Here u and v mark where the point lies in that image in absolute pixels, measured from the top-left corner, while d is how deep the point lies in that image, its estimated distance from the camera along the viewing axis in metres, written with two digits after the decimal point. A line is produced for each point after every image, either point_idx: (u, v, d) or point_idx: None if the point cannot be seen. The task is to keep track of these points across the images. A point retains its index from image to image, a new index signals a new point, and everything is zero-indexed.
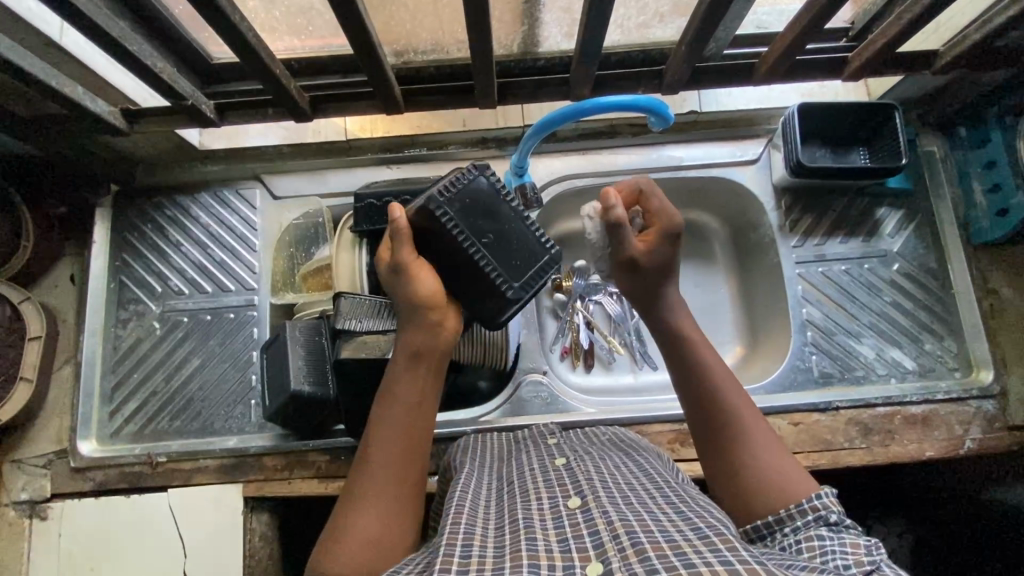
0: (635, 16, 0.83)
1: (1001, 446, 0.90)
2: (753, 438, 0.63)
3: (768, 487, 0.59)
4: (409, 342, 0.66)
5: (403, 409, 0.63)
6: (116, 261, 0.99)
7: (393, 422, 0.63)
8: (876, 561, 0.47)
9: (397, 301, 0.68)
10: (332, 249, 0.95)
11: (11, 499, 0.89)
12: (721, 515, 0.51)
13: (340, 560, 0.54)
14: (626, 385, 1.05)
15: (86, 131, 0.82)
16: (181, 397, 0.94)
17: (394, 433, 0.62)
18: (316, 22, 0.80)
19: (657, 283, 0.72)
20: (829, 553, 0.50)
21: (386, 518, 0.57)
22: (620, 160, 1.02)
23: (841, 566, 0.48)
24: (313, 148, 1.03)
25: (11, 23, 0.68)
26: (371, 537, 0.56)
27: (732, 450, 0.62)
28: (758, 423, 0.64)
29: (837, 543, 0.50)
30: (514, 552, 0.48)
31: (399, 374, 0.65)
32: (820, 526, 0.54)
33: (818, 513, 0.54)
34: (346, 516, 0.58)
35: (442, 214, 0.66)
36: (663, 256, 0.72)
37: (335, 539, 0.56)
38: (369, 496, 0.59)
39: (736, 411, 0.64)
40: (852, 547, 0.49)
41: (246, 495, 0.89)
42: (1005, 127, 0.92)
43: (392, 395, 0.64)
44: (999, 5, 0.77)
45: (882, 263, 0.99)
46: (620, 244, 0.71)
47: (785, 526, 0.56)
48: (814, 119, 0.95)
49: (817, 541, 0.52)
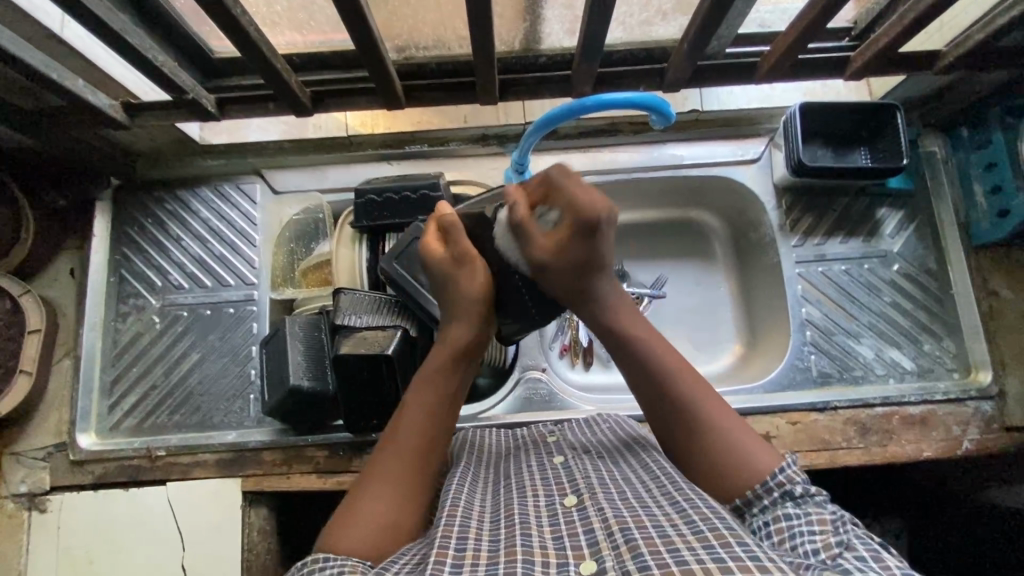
0: (638, 12, 0.83)
1: (998, 447, 0.90)
2: (710, 414, 0.60)
3: (728, 464, 0.57)
4: (450, 336, 0.66)
5: (432, 397, 0.63)
6: (116, 255, 0.99)
7: (424, 409, 0.63)
8: (844, 541, 0.50)
9: (451, 293, 0.67)
10: (331, 244, 0.96)
11: (10, 491, 0.90)
12: (715, 505, 0.51)
13: (353, 536, 0.54)
14: (624, 382, 1.05)
15: (88, 124, 0.82)
16: (180, 391, 0.94)
17: (421, 420, 0.62)
18: (317, 17, 0.81)
19: (583, 277, 0.65)
20: (798, 537, 0.51)
21: (404, 501, 0.57)
22: (620, 158, 1.02)
23: (810, 552, 0.50)
24: (313, 143, 1.02)
25: (13, 14, 0.68)
26: (385, 515, 0.56)
27: (690, 433, 0.60)
28: (714, 396, 0.62)
29: (804, 523, 0.52)
30: (509, 547, 0.49)
31: (435, 363, 0.65)
32: (786, 501, 0.54)
33: (783, 488, 0.55)
34: (364, 493, 0.58)
35: (498, 227, 0.69)
36: (580, 244, 0.63)
37: (349, 515, 0.56)
38: (387, 477, 0.59)
39: (686, 392, 0.61)
40: (819, 526, 0.51)
41: (245, 489, 0.89)
42: (1006, 129, 0.91)
43: (425, 384, 0.64)
44: (1002, 6, 0.76)
45: (881, 264, 0.99)
46: (526, 243, 0.65)
47: (753, 507, 0.56)
48: (816, 118, 0.96)
49: (783, 521, 0.53)
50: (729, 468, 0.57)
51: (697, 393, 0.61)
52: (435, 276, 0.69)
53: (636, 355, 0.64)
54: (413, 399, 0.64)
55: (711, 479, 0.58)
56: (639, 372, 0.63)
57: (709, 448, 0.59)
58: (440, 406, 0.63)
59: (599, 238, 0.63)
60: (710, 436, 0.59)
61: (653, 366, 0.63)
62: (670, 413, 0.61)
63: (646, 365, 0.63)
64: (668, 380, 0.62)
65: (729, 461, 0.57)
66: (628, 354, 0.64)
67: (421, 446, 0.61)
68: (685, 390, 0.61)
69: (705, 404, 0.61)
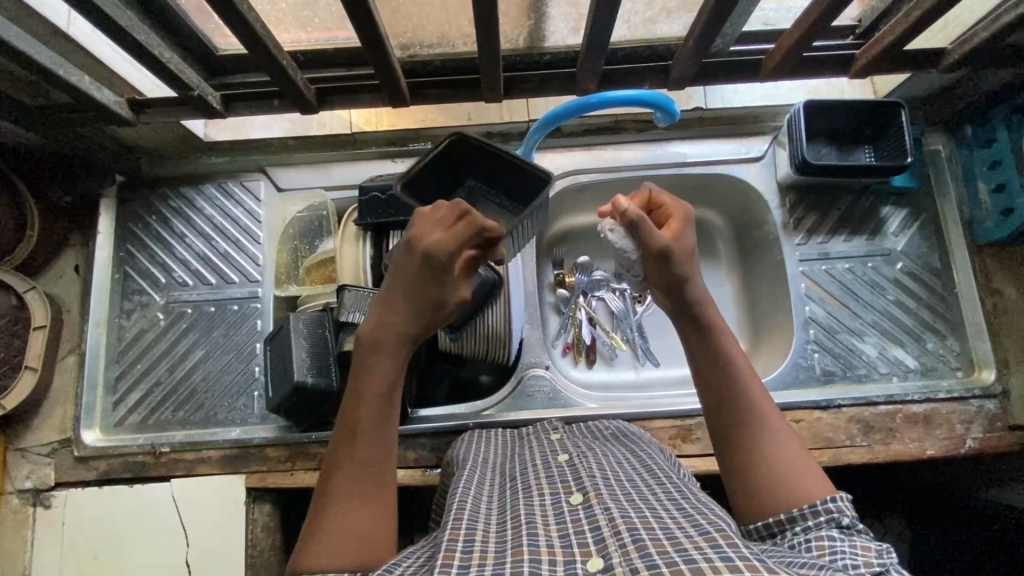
0: (643, 10, 0.84)
1: (1001, 445, 0.90)
2: (766, 431, 0.60)
3: (777, 489, 0.57)
4: (393, 326, 0.63)
5: (374, 390, 0.61)
6: (121, 252, 0.99)
7: (368, 405, 0.61)
8: (886, 564, 0.47)
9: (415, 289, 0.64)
10: (336, 242, 0.96)
11: (15, 487, 0.90)
12: (721, 514, 0.51)
13: (330, 554, 0.54)
14: (628, 381, 1.05)
15: (94, 121, 0.82)
16: (185, 388, 0.95)
17: (367, 416, 0.60)
18: (322, 14, 0.81)
19: (684, 266, 0.66)
20: (839, 553, 0.49)
21: (373, 514, 0.57)
22: (624, 155, 1.02)
23: (849, 566, 0.47)
24: (317, 141, 1.02)
25: (20, 12, 0.68)
26: (359, 530, 0.56)
27: (743, 444, 0.60)
28: (774, 414, 0.62)
29: (847, 545, 0.50)
30: (517, 547, 0.49)
31: (370, 356, 0.63)
32: (831, 528, 0.53)
33: (831, 515, 0.54)
34: (334, 506, 0.57)
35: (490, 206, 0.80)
36: (690, 246, 0.68)
37: (322, 533, 0.55)
38: (354, 490, 0.57)
39: (753, 403, 0.62)
40: (862, 549, 0.49)
41: (249, 486, 0.89)
42: (1011, 126, 0.91)
43: (368, 381, 0.62)
44: (1007, 4, 0.76)
45: (884, 262, 0.99)
46: (643, 238, 0.66)
47: (796, 526, 0.55)
48: (821, 117, 0.95)
49: (826, 540, 0.51)
50: (772, 488, 0.57)
51: (763, 409, 0.62)
52: (422, 262, 0.63)
53: (715, 358, 0.64)
54: (357, 395, 0.61)
55: (749, 497, 0.58)
56: (714, 370, 0.64)
57: (759, 473, 0.59)
58: (384, 397, 0.61)
59: (690, 230, 0.69)
60: (762, 451, 0.59)
61: (729, 369, 0.64)
62: (734, 422, 0.62)
63: (726, 370, 0.64)
64: (741, 393, 0.62)
65: (771, 487, 0.57)
66: (702, 353, 0.65)
67: (376, 441, 0.60)
68: (752, 402, 0.62)
69: (767, 417, 0.61)
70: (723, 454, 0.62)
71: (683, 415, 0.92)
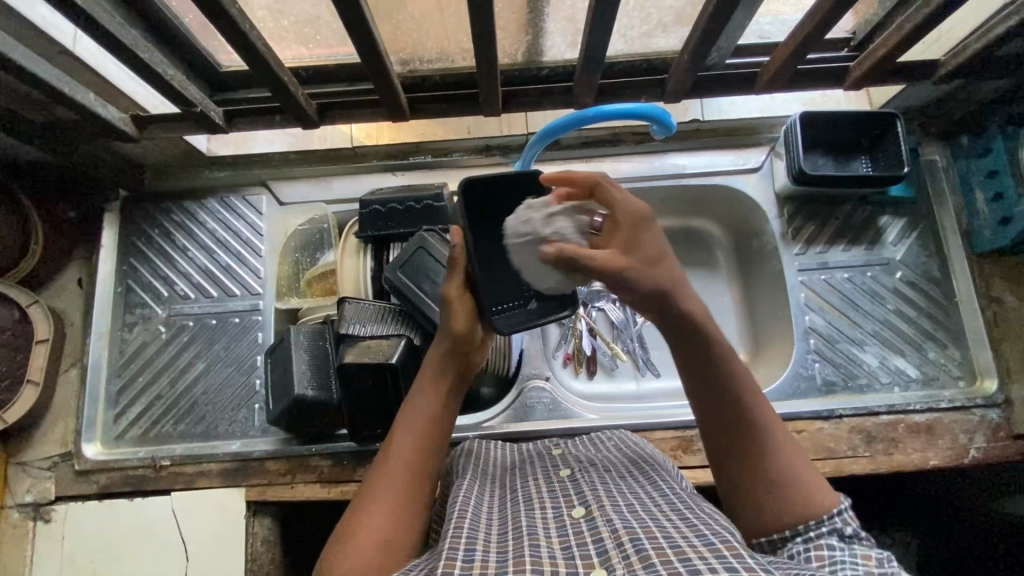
0: (638, 25, 0.85)
1: (1006, 455, 0.89)
2: (769, 444, 0.60)
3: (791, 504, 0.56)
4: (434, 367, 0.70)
5: (422, 420, 0.66)
6: (124, 266, 1.00)
7: (415, 425, 0.66)
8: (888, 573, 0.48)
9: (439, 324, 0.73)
10: (337, 254, 0.97)
11: (16, 501, 0.90)
12: (726, 527, 0.51)
13: (352, 554, 0.54)
14: (628, 391, 1.05)
15: (99, 137, 0.84)
16: (186, 400, 0.95)
17: (412, 435, 0.65)
18: (323, 31, 0.82)
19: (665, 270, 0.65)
20: (839, 563, 0.50)
21: (395, 520, 0.58)
22: (622, 167, 1.03)
23: None
24: (319, 155, 1.04)
25: (26, 30, 0.70)
26: (381, 533, 0.56)
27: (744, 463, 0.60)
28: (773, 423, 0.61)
29: (847, 554, 0.50)
30: (517, 558, 0.48)
31: (419, 388, 0.69)
32: (832, 537, 0.53)
33: (833, 524, 0.54)
34: (361, 512, 0.58)
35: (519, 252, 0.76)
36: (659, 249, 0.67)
37: (345, 540, 0.56)
38: (383, 498, 0.59)
39: (756, 419, 0.61)
40: (862, 558, 0.50)
41: (249, 499, 0.89)
42: (1006, 136, 0.92)
43: (412, 406, 0.68)
44: (999, 16, 0.77)
45: (884, 272, 0.99)
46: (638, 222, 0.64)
47: (797, 537, 0.55)
48: (817, 128, 0.96)
49: (826, 550, 0.51)
50: (784, 503, 0.57)
51: (763, 429, 0.60)
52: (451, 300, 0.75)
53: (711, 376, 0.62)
54: (404, 419, 0.67)
55: (758, 518, 0.58)
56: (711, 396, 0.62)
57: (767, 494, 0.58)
58: (429, 420, 0.66)
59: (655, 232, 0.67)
60: (763, 471, 0.59)
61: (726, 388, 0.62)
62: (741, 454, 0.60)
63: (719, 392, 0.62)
64: (741, 415, 0.61)
65: (785, 502, 0.57)
66: (692, 370, 0.63)
67: (412, 466, 0.62)
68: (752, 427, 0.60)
69: (767, 435, 0.60)
70: (727, 476, 0.61)
71: (683, 426, 0.92)
